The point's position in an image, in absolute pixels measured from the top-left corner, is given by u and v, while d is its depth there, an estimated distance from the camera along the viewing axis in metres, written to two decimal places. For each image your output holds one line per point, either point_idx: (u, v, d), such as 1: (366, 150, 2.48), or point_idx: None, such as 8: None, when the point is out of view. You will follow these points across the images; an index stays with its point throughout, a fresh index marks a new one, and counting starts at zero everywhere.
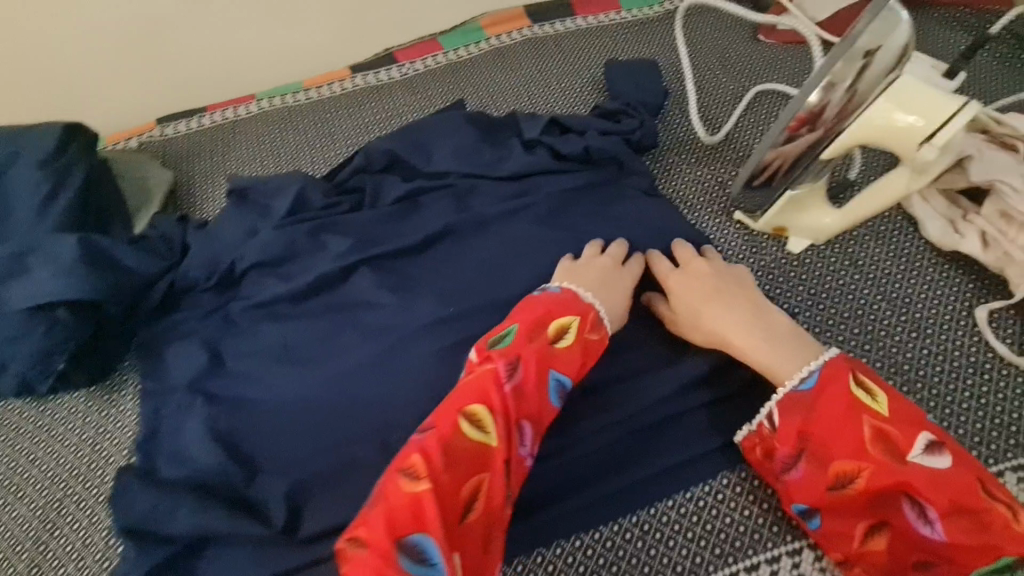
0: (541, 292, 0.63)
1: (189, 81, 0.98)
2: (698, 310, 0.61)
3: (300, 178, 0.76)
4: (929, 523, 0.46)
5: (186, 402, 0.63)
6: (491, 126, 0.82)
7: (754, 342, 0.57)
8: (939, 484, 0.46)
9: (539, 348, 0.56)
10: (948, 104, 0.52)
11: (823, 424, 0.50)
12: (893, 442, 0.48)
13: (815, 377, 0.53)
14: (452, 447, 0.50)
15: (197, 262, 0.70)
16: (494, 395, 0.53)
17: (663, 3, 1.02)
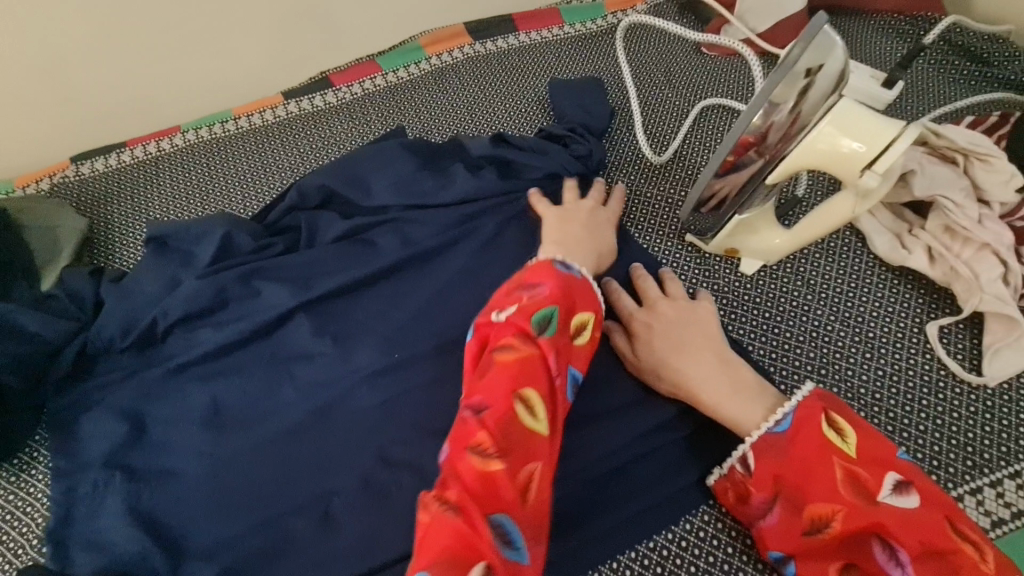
0: (566, 270, 0.59)
1: (103, 113, 0.90)
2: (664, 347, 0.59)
3: (227, 220, 0.70)
4: (902, 566, 0.44)
5: (102, 482, 0.57)
6: (432, 154, 0.78)
7: (717, 389, 0.55)
8: (909, 526, 0.44)
9: (567, 343, 0.55)
10: (888, 129, 0.51)
11: (794, 466, 0.49)
12: (863, 482, 0.47)
13: (789, 418, 0.51)
14: (509, 430, 0.46)
15: (111, 321, 0.64)
16: (541, 380, 0.50)
17: (606, 17, 1.01)
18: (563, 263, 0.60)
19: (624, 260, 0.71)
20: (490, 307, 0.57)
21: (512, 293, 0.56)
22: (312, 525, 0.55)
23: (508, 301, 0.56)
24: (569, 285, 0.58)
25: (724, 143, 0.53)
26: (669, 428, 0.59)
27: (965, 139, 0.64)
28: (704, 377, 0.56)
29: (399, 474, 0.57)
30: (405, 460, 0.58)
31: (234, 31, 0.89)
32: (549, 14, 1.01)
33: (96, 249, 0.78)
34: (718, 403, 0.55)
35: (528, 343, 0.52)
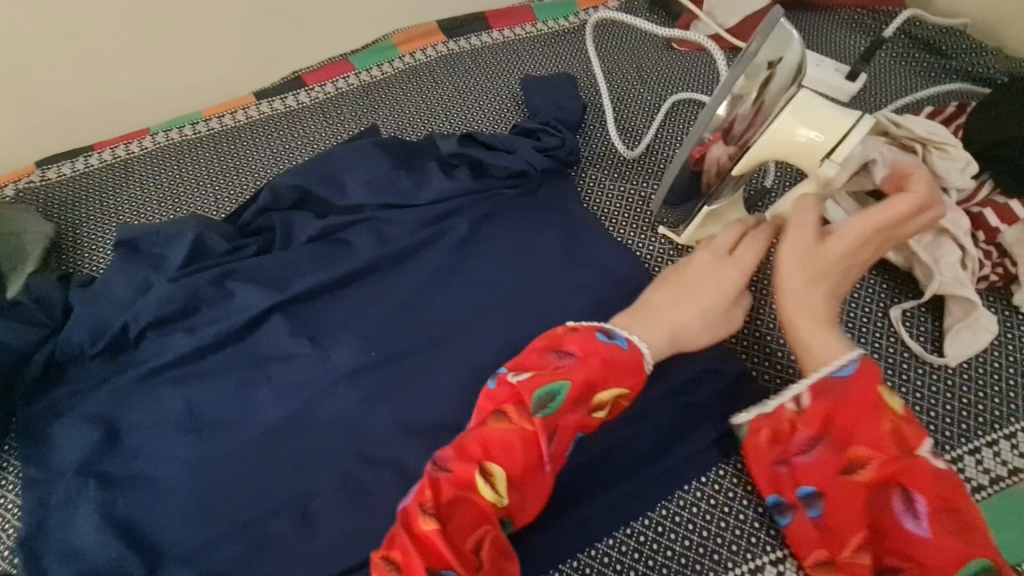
0: (609, 340, 0.54)
1: (68, 115, 0.88)
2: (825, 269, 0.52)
3: (199, 222, 0.70)
4: (916, 519, 0.45)
5: (76, 488, 0.56)
6: (406, 152, 0.78)
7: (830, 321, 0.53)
8: (938, 484, 0.45)
9: (579, 419, 0.52)
10: (845, 120, 0.52)
11: (844, 410, 0.48)
12: (908, 438, 0.46)
13: (851, 367, 0.49)
14: (466, 498, 0.47)
15: (82, 327, 0.63)
16: (518, 458, 0.48)
17: (578, 14, 1.02)
18: (611, 332, 0.55)
19: (599, 254, 0.71)
20: (516, 357, 0.54)
21: (545, 350, 0.54)
22: (292, 525, 0.55)
23: (536, 360, 0.53)
24: (603, 358, 0.53)
25: (690, 135, 0.55)
26: (646, 416, 0.59)
27: (923, 129, 0.66)
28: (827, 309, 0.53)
29: (379, 470, 0.57)
30: (384, 457, 0.58)
31: (201, 31, 0.88)
32: (522, 12, 1.02)
33: (64, 253, 0.76)
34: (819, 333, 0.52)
35: (526, 419, 0.50)
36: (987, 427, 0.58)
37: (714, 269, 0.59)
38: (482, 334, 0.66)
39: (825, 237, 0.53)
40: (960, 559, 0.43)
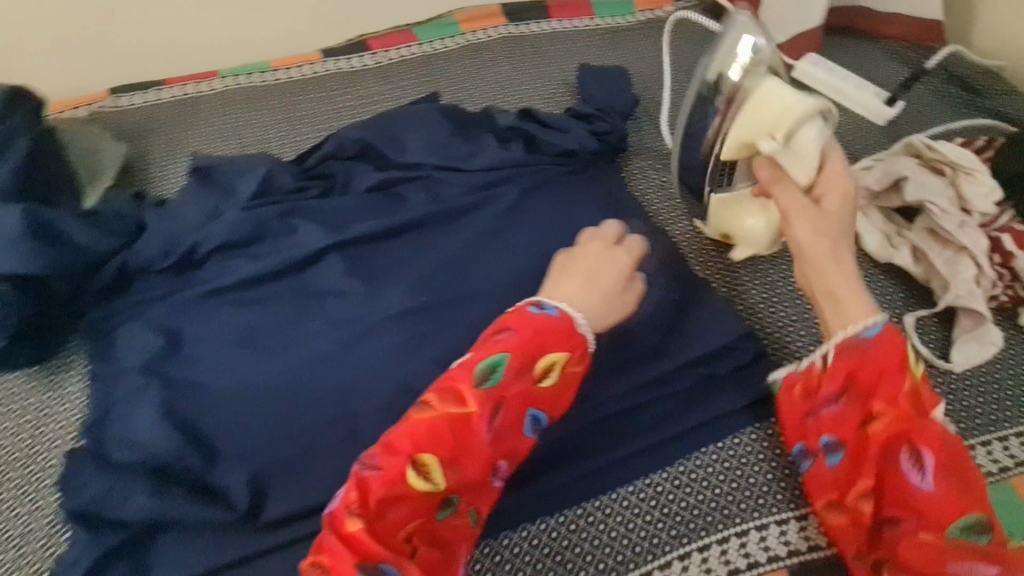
0: (540, 311, 0.55)
1: (146, 51, 0.94)
2: (823, 233, 0.57)
3: (270, 161, 0.75)
4: (922, 473, 0.49)
5: (140, 385, 0.60)
6: (464, 120, 0.82)
7: (845, 283, 0.56)
8: (945, 443, 0.49)
9: (523, 389, 0.52)
10: (794, 110, 0.58)
11: (868, 369, 0.53)
12: (923, 399, 0.51)
13: (877, 329, 0.53)
14: (396, 493, 0.48)
15: (154, 239, 0.67)
16: (447, 442, 0.49)
17: (634, 14, 1.06)
18: (542, 302, 0.56)
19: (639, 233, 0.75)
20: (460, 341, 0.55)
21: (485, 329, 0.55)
22: (338, 442, 0.58)
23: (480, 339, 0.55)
24: (535, 328, 0.54)
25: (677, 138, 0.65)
26: (670, 383, 0.63)
27: (953, 154, 0.71)
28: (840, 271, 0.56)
29: None
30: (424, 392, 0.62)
31: None
32: (581, 6, 1.06)
33: (133, 175, 0.80)
34: (839, 294, 0.55)
35: (466, 398, 0.51)
36: (983, 429, 0.62)
37: (604, 257, 0.62)
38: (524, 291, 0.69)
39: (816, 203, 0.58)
40: (956, 510, 0.48)
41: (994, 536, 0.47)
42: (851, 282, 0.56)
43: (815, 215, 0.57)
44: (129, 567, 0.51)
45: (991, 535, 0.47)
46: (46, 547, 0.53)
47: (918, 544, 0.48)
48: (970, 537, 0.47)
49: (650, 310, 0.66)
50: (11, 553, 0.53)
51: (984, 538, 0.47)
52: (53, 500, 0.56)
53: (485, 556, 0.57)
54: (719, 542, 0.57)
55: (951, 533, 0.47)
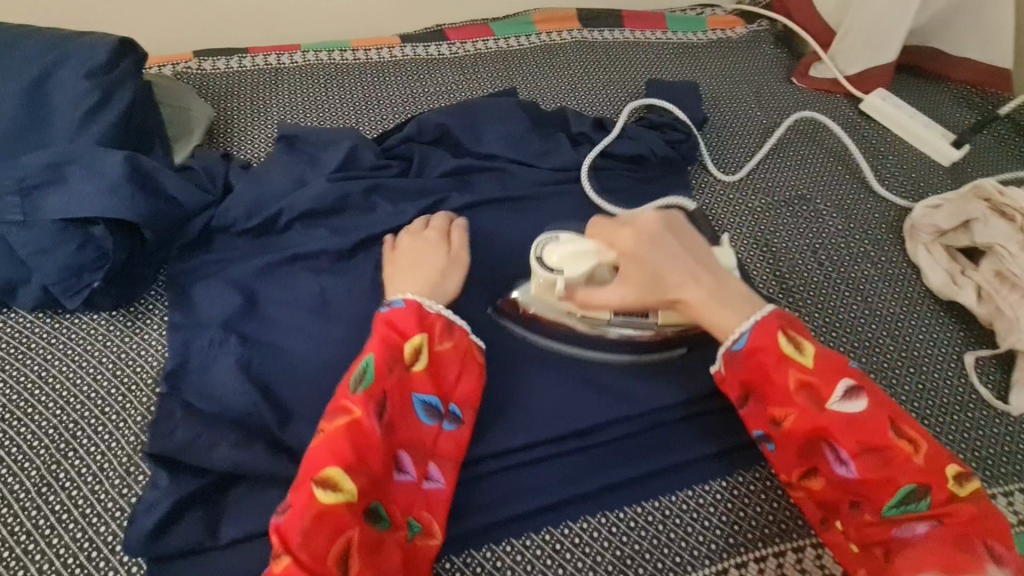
0: (387, 308, 0.57)
1: (230, 18, 0.95)
2: (664, 290, 0.56)
3: (354, 136, 0.76)
4: (844, 464, 0.49)
5: (219, 339, 0.61)
6: (541, 117, 0.84)
7: (703, 300, 0.55)
8: (852, 428, 0.49)
9: (400, 379, 0.53)
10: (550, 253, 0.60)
11: (761, 374, 0.52)
12: (816, 390, 0.50)
13: (746, 338, 0.53)
14: (313, 523, 0.44)
15: (240, 201, 0.69)
16: (346, 449, 0.48)
17: (706, 32, 1.08)
18: (389, 301, 0.58)
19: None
20: None
21: None
22: None
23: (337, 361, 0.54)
24: (388, 321, 0.55)
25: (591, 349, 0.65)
26: None
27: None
28: (693, 293, 0.55)
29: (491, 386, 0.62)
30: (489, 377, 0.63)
31: None
32: (655, 18, 1.07)
33: (218, 137, 0.81)
34: (705, 314, 0.55)
35: (348, 405, 0.50)
36: None
37: (423, 246, 0.65)
38: None
39: (643, 260, 0.56)
40: (886, 487, 0.48)
41: (933, 497, 0.47)
42: (709, 295, 0.55)
43: (645, 286, 0.56)
44: (205, 515, 0.52)
45: (927, 497, 0.47)
46: (119, 485, 0.54)
47: (868, 524, 0.50)
48: (907, 505, 0.48)
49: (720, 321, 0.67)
50: (85, 488, 0.54)
51: (922, 502, 0.47)
52: (130, 442, 0.57)
53: (545, 543, 0.56)
54: (775, 555, 0.56)
55: (889, 509, 0.48)
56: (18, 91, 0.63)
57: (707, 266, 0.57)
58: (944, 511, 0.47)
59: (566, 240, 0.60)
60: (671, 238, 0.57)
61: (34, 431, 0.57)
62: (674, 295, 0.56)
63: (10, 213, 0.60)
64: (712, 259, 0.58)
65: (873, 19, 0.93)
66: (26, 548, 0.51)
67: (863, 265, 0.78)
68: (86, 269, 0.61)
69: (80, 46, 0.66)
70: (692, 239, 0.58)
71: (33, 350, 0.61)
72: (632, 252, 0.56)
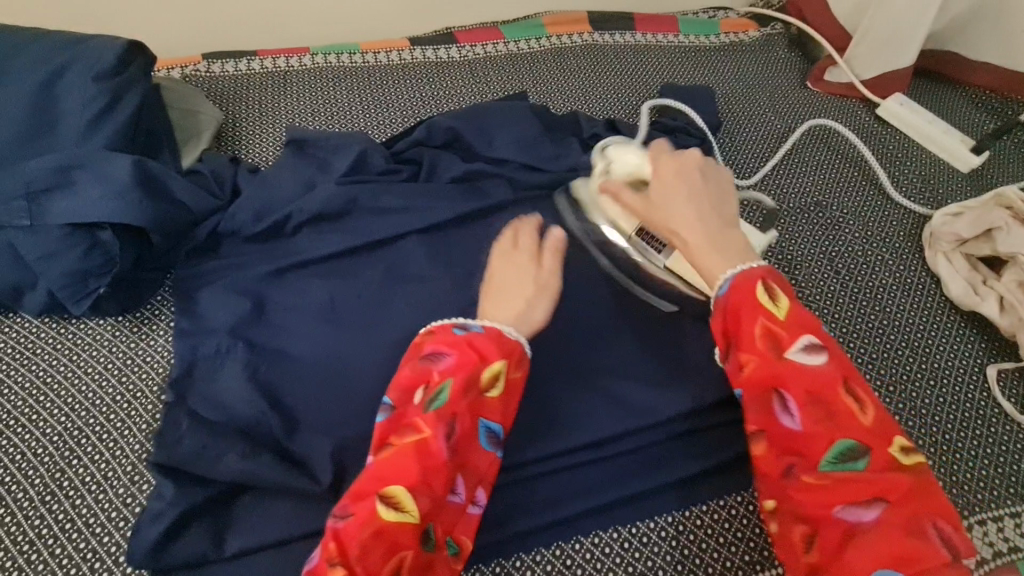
0: (464, 331, 0.54)
1: (239, 21, 0.94)
2: (663, 218, 0.57)
3: (364, 140, 0.75)
4: (790, 415, 0.45)
5: (226, 346, 0.61)
6: (552, 121, 0.82)
7: (699, 237, 0.54)
8: (807, 380, 0.45)
9: (474, 403, 0.51)
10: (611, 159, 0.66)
11: (730, 319, 0.49)
12: (779, 338, 0.47)
13: (728, 284, 0.50)
14: (370, 541, 0.44)
15: (248, 205, 0.68)
16: (411, 470, 0.47)
17: (718, 36, 1.06)
18: (465, 322, 0.55)
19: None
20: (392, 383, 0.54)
21: (412, 360, 0.54)
22: None
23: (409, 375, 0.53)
24: (470, 343, 0.52)
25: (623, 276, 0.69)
26: None
27: None
28: (690, 227, 0.55)
29: None
30: None
31: None
32: (667, 21, 1.06)
33: (226, 140, 0.81)
34: (695, 255, 0.54)
35: (418, 423, 0.49)
36: None
37: (517, 273, 0.59)
38: (608, 298, 0.68)
39: (664, 185, 0.58)
40: (828, 444, 0.44)
41: (872, 462, 0.43)
42: (706, 234, 0.54)
43: (652, 209, 0.58)
44: (212, 527, 0.51)
45: (866, 459, 0.43)
46: (125, 494, 0.54)
47: (802, 487, 0.44)
48: (845, 465, 0.43)
49: None
50: (90, 497, 0.53)
51: (860, 463, 0.43)
52: (136, 451, 0.56)
53: (556, 558, 0.56)
54: None
55: (825, 466, 0.44)
56: (26, 95, 0.63)
57: (718, 211, 0.56)
58: (887, 482, 0.42)
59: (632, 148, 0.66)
60: (699, 177, 0.58)
61: (39, 439, 0.56)
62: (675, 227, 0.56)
63: (17, 218, 0.59)
64: (729, 211, 0.57)
65: (890, 24, 0.91)
66: (29, 558, 0.50)
67: (882, 274, 0.76)
68: (93, 274, 0.60)
69: (90, 50, 0.65)
70: (722, 190, 0.58)
71: (38, 355, 0.61)
72: (665, 172, 0.59)
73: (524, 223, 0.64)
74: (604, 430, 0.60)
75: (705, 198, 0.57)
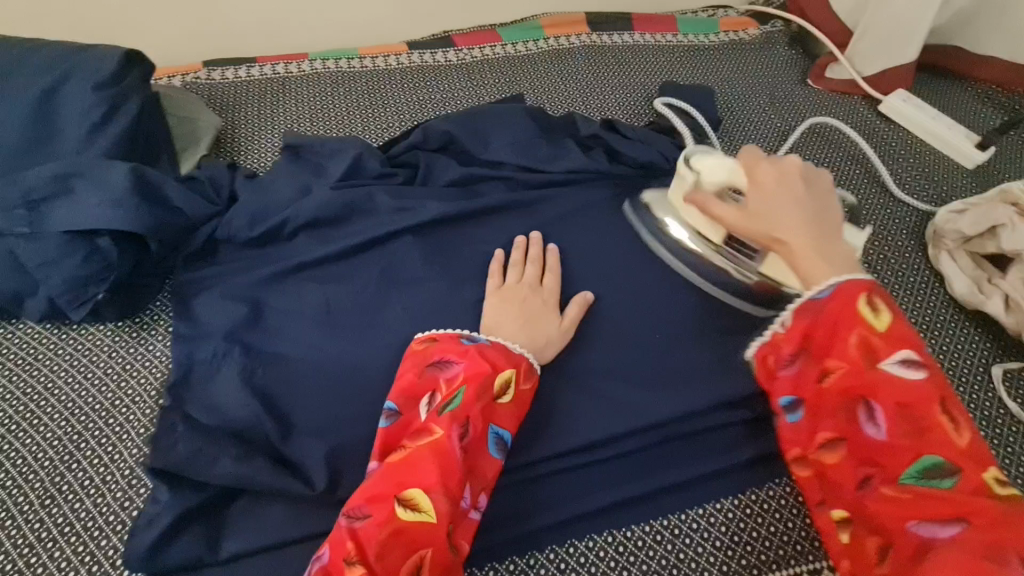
0: (471, 342, 0.57)
1: (238, 26, 0.95)
2: (766, 226, 0.53)
3: (360, 144, 0.75)
4: (875, 425, 0.46)
5: (223, 350, 0.61)
6: (549, 123, 0.82)
7: (806, 245, 0.51)
8: (900, 393, 0.45)
9: (487, 406, 0.53)
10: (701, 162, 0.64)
11: (822, 326, 0.49)
12: (876, 349, 0.47)
13: (830, 290, 0.49)
14: (390, 537, 0.45)
15: (244, 211, 0.69)
16: (429, 471, 0.48)
17: (718, 34, 1.06)
18: (471, 335, 0.58)
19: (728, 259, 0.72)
20: (399, 389, 0.55)
21: (420, 368, 0.56)
22: None
23: (421, 383, 0.55)
24: (480, 352, 0.56)
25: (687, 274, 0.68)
26: (746, 407, 0.62)
27: None
28: (797, 235, 0.52)
29: None
30: None
31: None
32: (666, 21, 1.05)
33: (225, 146, 0.82)
34: (801, 266, 0.51)
35: (432, 426, 0.51)
36: None
37: (527, 301, 0.63)
38: (605, 300, 0.67)
39: (759, 191, 0.55)
40: (909, 456, 0.45)
41: (962, 482, 0.43)
42: (810, 240, 0.51)
43: (750, 219, 0.55)
44: (206, 531, 0.51)
45: (955, 480, 0.43)
46: (122, 498, 0.54)
47: (881, 498, 0.46)
48: (930, 482, 0.44)
49: (730, 333, 0.66)
50: (88, 501, 0.54)
51: (946, 482, 0.43)
52: (134, 455, 0.56)
53: (550, 561, 0.56)
54: None
55: (906, 480, 0.45)
56: (28, 106, 0.64)
57: (823, 220, 0.53)
58: (972, 504, 0.42)
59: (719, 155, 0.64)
60: (803, 183, 0.55)
61: (39, 443, 0.57)
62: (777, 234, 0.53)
63: (18, 226, 0.60)
64: (834, 219, 0.54)
65: (892, 17, 0.90)
66: (28, 561, 0.51)
67: (884, 273, 0.75)
68: (91, 281, 0.61)
69: (89, 59, 0.66)
70: (823, 198, 0.55)
71: (40, 361, 0.62)
72: (761, 176, 0.56)
73: (551, 259, 0.68)
74: (598, 433, 0.59)
75: (808, 203, 0.54)
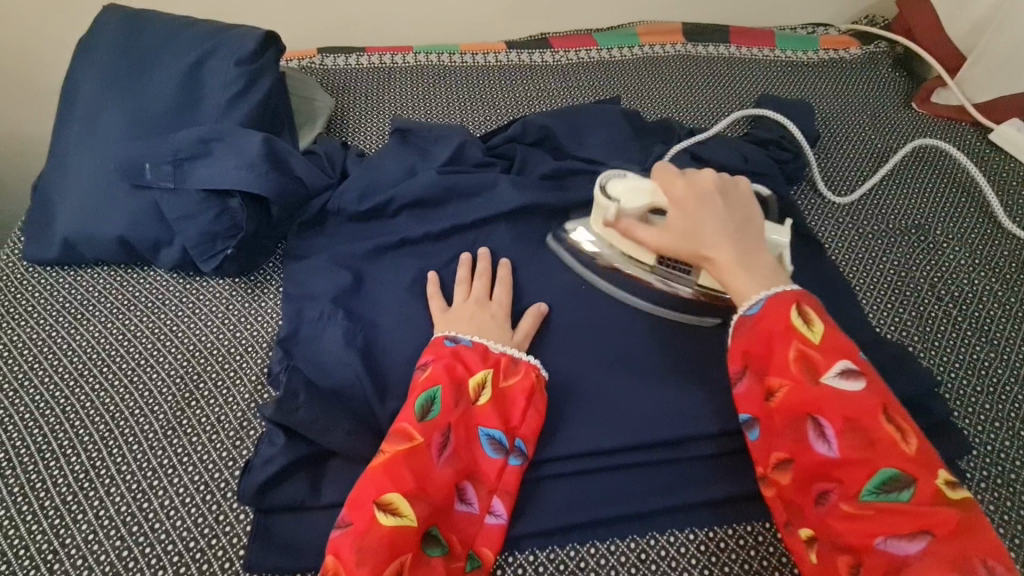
0: (454, 343, 0.57)
1: (353, 20, 1.02)
2: (694, 244, 0.54)
3: (464, 132, 0.79)
4: (827, 442, 0.44)
5: (328, 313, 0.65)
6: (643, 127, 0.83)
7: (730, 259, 0.52)
8: (845, 404, 0.44)
9: (465, 411, 0.53)
10: (614, 184, 0.61)
11: (760, 342, 0.48)
12: (814, 362, 0.46)
13: (759, 305, 0.49)
14: (370, 547, 0.44)
15: (354, 186, 0.73)
16: (406, 476, 0.48)
17: (817, 51, 1.04)
18: (456, 335, 0.58)
19: (826, 270, 0.71)
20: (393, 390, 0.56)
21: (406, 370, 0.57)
22: None
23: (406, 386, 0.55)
24: (456, 356, 0.56)
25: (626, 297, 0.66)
26: None
27: None
28: (723, 250, 0.53)
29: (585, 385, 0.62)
30: (580, 375, 0.61)
31: None
32: (764, 35, 1.05)
33: (336, 126, 0.87)
34: (730, 279, 0.52)
35: (410, 431, 0.51)
36: None
37: (475, 315, 0.61)
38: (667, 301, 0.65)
39: (676, 208, 0.56)
40: (865, 470, 0.43)
41: (918, 491, 0.41)
42: (737, 257, 0.52)
43: (682, 239, 0.55)
44: (310, 476, 0.55)
45: (911, 490, 0.41)
46: (234, 437, 0.59)
47: (841, 516, 0.43)
48: (889, 496, 0.42)
49: None
50: (204, 436, 0.59)
51: (904, 494, 0.41)
52: (244, 399, 0.61)
53: (631, 550, 0.53)
54: None
55: (866, 496, 0.42)
56: (181, 74, 0.71)
57: (744, 232, 0.54)
58: (932, 515, 0.40)
59: (628, 175, 0.62)
60: (720, 195, 0.55)
61: (164, 378, 0.62)
62: (704, 253, 0.54)
63: (163, 181, 0.66)
64: (757, 229, 0.55)
65: (1012, 43, 0.86)
66: (152, 483, 0.56)
67: (989, 306, 0.71)
68: (221, 237, 0.67)
69: (234, 36, 0.73)
70: (745, 205, 0.56)
71: (168, 306, 0.68)
72: (680, 180, 0.57)
73: (503, 272, 0.66)
74: None
75: (732, 214, 0.55)
